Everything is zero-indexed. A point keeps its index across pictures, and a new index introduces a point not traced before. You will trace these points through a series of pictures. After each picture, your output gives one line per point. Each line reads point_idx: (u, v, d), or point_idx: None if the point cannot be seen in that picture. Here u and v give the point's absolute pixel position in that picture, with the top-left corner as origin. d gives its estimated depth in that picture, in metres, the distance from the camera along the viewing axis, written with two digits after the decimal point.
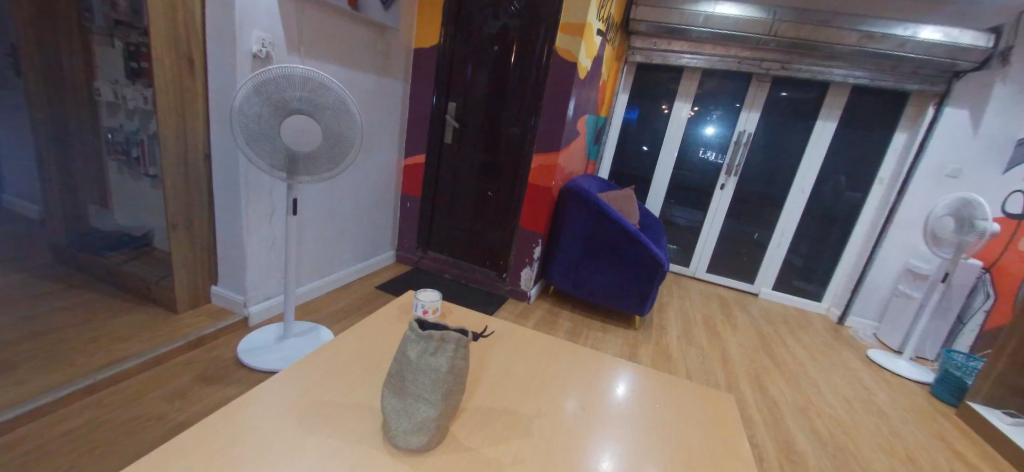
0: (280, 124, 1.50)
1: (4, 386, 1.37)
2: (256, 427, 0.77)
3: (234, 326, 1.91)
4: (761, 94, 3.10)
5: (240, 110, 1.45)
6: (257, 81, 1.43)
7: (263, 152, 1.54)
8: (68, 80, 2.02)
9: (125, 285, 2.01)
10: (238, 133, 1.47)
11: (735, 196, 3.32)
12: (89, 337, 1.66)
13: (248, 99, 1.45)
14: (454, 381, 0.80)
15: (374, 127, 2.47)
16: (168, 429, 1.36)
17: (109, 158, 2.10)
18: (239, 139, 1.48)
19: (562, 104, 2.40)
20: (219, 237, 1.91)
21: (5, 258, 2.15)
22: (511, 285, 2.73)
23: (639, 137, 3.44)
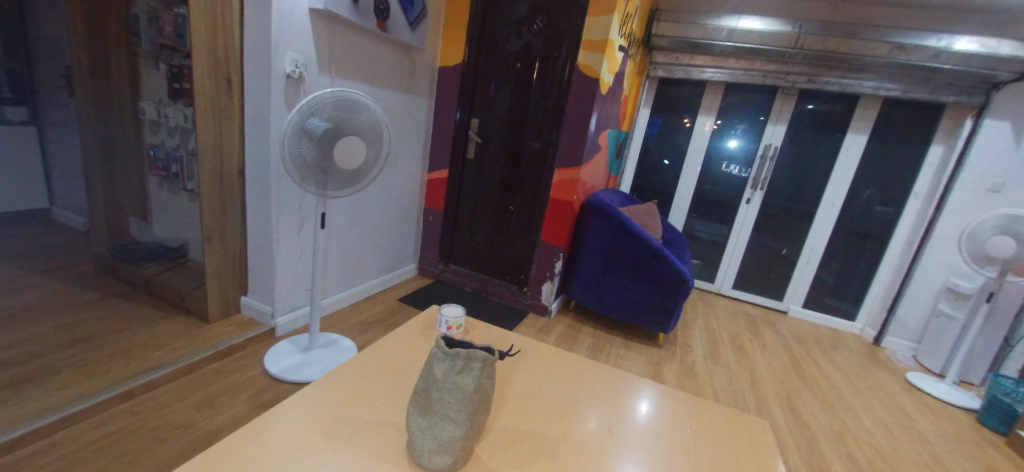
0: (326, 149, 1.57)
1: (47, 390, 1.43)
2: (283, 442, 0.78)
3: (262, 336, 1.97)
4: (788, 107, 3.04)
5: (292, 142, 1.51)
6: (302, 112, 1.50)
7: (308, 177, 1.59)
8: (115, 99, 2.15)
9: (161, 295, 2.09)
10: (291, 163, 1.52)
11: (762, 210, 3.24)
12: (126, 345, 1.73)
13: (297, 130, 1.51)
14: (480, 400, 0.79)
15: (398, 143, 2.53)
16: (197, 438, 1.40)
17: (151, 173, 2.21)
18: (289, 169, 1.53)
19: (584, 119, 2.41)
20: (250, 250, 1.97)
21: (53, 267, 2.27)
22: (531, 300, 2.72)
23: (661, 151, 3.41)
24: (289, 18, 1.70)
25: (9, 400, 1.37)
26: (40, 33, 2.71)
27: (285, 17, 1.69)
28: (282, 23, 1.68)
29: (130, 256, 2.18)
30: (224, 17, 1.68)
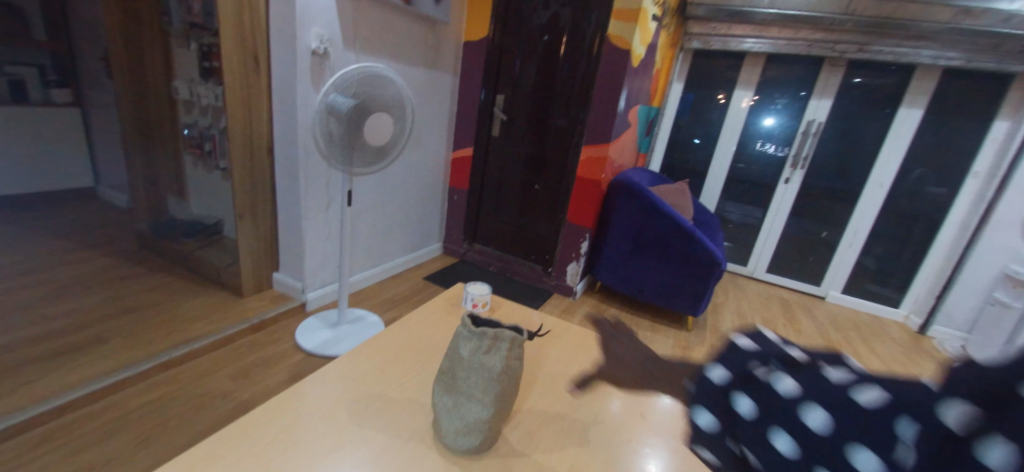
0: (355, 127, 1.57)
1: (97, 358, 1.52)
2: (311, 416, 0.79)
3: (294, 311, 2.02)
4: (833, 80, 2.84)
5: (322, 119, 1.52)
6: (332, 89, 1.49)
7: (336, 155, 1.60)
8: (150, 80, 2.20)
9: (199, 270, 2.17)
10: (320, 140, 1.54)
11: (801, 191, 3.08)
12: (167, 317, 1.81)
13: (326, 107, 1.51)
14: (505, 383, 0.77)
15: (423, 121, 2.51)
16: (234, 406, 1.46)
17: (186, 152, 2.27)
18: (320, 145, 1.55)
19: (614, 94, 2.31)
20: (281, 227, 2.01)
21: (101, 243, 2.40)
22: (556, 280, 2.70)
23: (693, 128, 3.26)
24: None
25: (63, 366, 1.46)
26: (79, 16, 2.79)
27: None
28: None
29: (169, 233, 2.27)
30: None
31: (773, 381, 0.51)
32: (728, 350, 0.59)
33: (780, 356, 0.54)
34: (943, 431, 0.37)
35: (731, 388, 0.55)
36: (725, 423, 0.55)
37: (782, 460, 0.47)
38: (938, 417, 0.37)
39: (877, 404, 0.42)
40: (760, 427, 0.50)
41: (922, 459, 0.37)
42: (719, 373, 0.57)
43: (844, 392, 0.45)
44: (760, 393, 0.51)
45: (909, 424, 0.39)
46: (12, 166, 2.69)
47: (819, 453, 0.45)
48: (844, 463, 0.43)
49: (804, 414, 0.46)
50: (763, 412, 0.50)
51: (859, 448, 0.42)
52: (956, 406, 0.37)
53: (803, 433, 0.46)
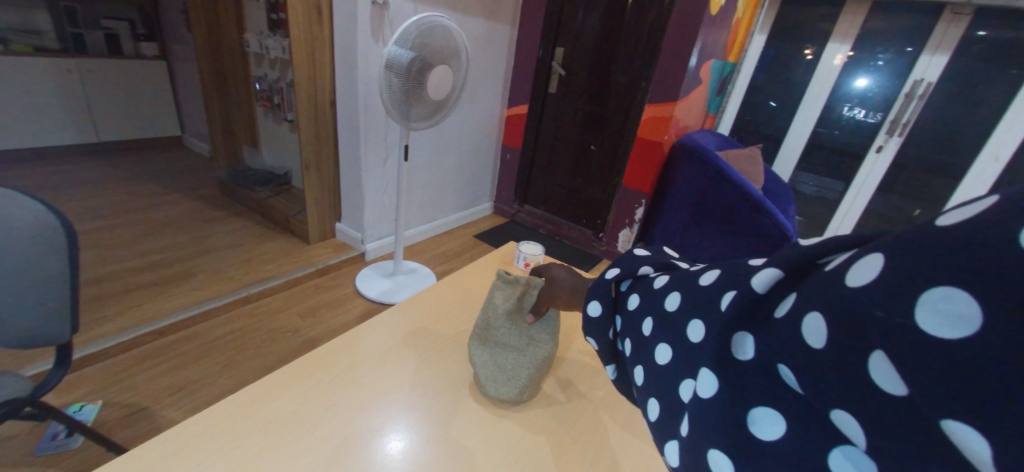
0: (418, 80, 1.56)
1: (187, 290, 1.70)
2: (369, 356, 0.82)
3: (354, 260, 2.14)
4: (954, 31, 2.39)
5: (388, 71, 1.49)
6: (401, 40, 1.45)
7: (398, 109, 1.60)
8: (224, 33, 2.30)
9: (270, 217, 2.34)
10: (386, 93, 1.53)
11: (894, 162, 2.72)
12: (244, 258, 1.98)
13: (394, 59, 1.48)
14: (540, 336, 0.79)
15: (479, 76, 2.45)
16: (303, 341, 1.59)
17: (258, 105, 2.39)
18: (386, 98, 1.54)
19: (687, 47, 2.10)
20: (342, 180, 2.10)
21: (186, 188, 2.63)
22: (607, 246, 2.65)
23: (770, 89, 2.96)
24: None
25: (161, 295, 1.65)
26: None
27: None
28: None
29: (244, 181, 2.45)
30: None
31: (653, 282, 0.45)
32: (627, 258, 0.52)
33: (669, 268, 0.48)
34: (761, 303, 0.31)
35: (611, 293, 0.50)
36: (606, 334, 0.50)
37: (636, 363, 0.42)
38: (753, 284, 0.31)
39: (715, 281, 0.36)
40: (628, 332, 0.45)
41: (735, 335, 0.32)
42: (605, 277, 0.51)
43: (697, 276, 0.39)
44: (637, 296, 0.46)
45: (728, 294, 0.33)
46: (113, 115, 2.99)
47: (658, 347, 0.39)
48: (676, 352, 0.37)
49: (660, 308, 0.41)
50: (633, 315, 0.45)
51: (688, 330, 0.36)
52: (778, 271, 0.31)
53: (653, 326, 0.41)
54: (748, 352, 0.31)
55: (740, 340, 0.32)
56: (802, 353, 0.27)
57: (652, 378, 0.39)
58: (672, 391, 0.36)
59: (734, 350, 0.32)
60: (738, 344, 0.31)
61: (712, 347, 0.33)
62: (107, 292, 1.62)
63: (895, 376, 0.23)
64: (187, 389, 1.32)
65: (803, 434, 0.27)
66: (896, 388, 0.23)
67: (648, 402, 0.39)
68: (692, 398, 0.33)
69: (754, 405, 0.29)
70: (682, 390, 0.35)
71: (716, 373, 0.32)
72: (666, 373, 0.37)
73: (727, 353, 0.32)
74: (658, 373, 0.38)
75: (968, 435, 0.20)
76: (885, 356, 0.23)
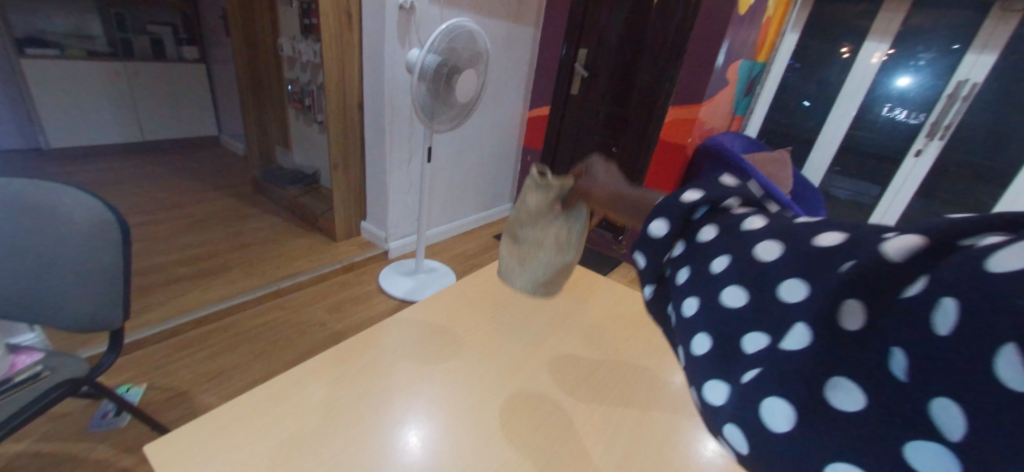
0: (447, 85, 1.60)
1: (221, 283, 1.79)
2: (387, 352, 0.85)
3: (377, 257, 2.20)
4: (1004, 27, 2.25)
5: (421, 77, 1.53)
6: (437, 47, 1.49)
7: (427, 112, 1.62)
8: (261, 37, 2.39)
9: (299, 214, 2.43)
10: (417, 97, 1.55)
11: (935, 166, 2.58)
12: (274, 253, 2.07)
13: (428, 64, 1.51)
14: (577, 231, 0.60)
15: (501, 77, 2.47)
16: (328, 335, 1.65)
17: (290, 106, 2.49)
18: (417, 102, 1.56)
19: (712, 48, 2.08)
20: (368, 179, 2.16)
21: (222, 185, 2.77)
22: (627, 249, 2.64)
23: (803, 88, 2.85)
24: None
25: (197, 287, 1.74)
26: None
27: None
28: None
29: (277, 180, 2.55)
30: None
31: (738, 215, 0.34)
32: (706, 174, 0.39)
33: (759, 202, 0.36)
34: (876, 276, 0.25)
35: (682, 212, 0.36)
36: (654, 258, 0.38)
37: (679, 307, 0.35)
38: (886, 249, 0.25)
39: (832, 241, 0.28)
40: (680, 267, 0.36)
41: (843, 303, 0.26)
42: (680, 191, 0.37)
43: (795, 225, 0.31)
44: (711, 227, 0.35)
45: (846, 263, 0.26)
46: (157, 115, 3.16)
47: (722, 293, 0.32)
48: (712, 314, 0.33)
49: (724, 253, 0.33)
50: (697, 247, 0.35)
51: (734, 292, 0.32)
52: (923, 239, 0.24)
53: (725, 268, 0.33)
54: (854, 325, 0.26)
55: (793, 291, 0.29)
56: (836, 335, 0.26)
57: (680, 335, 0.35)
58: (686, 349, 0.34)
59: (794, 323, 0.28)
60: (835, 317, 0.26)
61: (771, 305, 0.29)
62: (149, 282, 1.73)
63: (909, 370, 0.23)
64: (220, 376, 1.39)
65: (811, 418, 0.26)
66: (942, 400, 0.22)
67: (693, 339, 0.34)
68: (718, 372, 0.31)
69: (776, 394, 0.27)
70: (696, 347, 0.33)
71: (767, 341, 0.29)
72: (695, 330, 0.34)
73: (780, 326, 0.29)
74: (684, 330, 0.35)
75: (953, 428, 0.22)
76: (911, 357, 0.23)
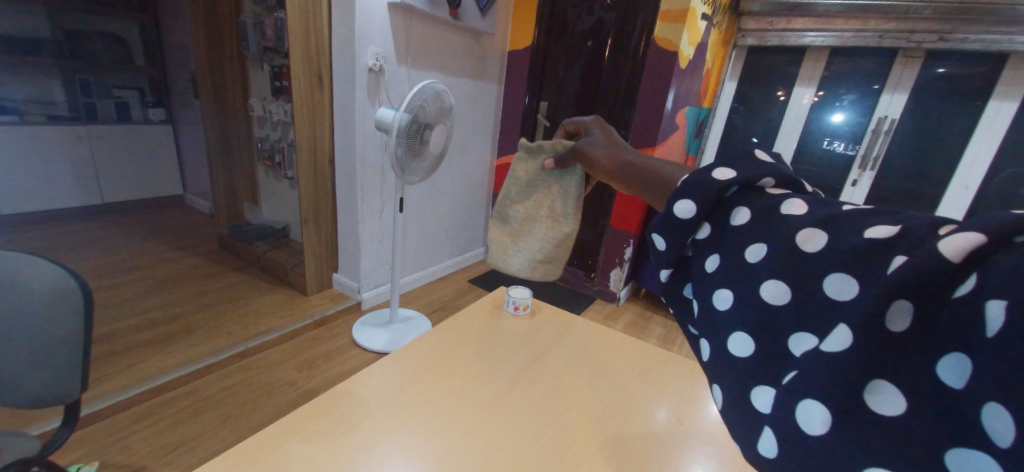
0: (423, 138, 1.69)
1: (185, 346, 1.72)
2: (366, 402, 0.85)
3: (350, 309, 2.18)
4: (910, 72, 2.46)
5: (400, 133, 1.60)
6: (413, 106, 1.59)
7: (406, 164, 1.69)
8: (229, 99, 2.44)
9: (269, 270, 2.39)
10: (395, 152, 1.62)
11: (872, 194, 2.71)
12: (243, 311, 2.02)
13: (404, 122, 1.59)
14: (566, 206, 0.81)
15: (468, 129, 2.59)
16: (299, 394, 1.60)
17: (260, 163, 2.51)
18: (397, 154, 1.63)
19: (660, 97, 2.27)
20: (340, 231, 2.18)
21: (186, 244, 2.70)
22: (599, 286, 2.70)
23: (749, 128, 2.99)
24: (371, 13, 1.80)
25: (158, 352, 1.67)
26: (172, 41, 3.17)
27: (367, 12, 1.78)
28: (363, 21, 1.78)
29: (244, 236, 2.52)
30: (314, 21, 1.80)
31: (776, 198, 0.40)
32: (744, 153, 0.44)
33: (792, 184, 0.42)
34: (922, 281, 0.28)
35: (715, 195, 0.42)
36: (684, 239, 0.44)
37: (714, 290, 0.41)
38: (944, 250, 0.27)
39: (884, 235, 0.31)
40: (711, 250, 0.43)
41: (893, 304, 0.29)
42: (710, 173, 0.44)
43: (839, 214, 0.35)
44: (745, 210, 0.41)
45: (898, 256, 0.30)
46: (118, 177, 3.10)
47: (765, 287, 0.37)
48: (751, 311, 0.38)
49: (758, 242, 0.39)
50: (732, 233, 0.41)
51: (775, 287, 0.36)
52: (983, 237, 0.26)
53: (759, 256, 0.38)
54: (899, 326, 0.29)
55: (840, 288, 0.33)
56: (885, 339, 0.29)
57: (710, 320, 0.41)
58: (724, 345, 0.40)
59: (841, 324, 0.31)
60: (884, 319, 0.29)
61: (821, 304, 0.33)
62: (105, 350, 1.64)
63: (965, 375, 0.26)
64: (183, 446, 1.32)
65: (848, 421, 0.30)
66: (993, 407, 0.25)
67: (734, 339, 0.39)
68: (764, 376, 0.37)
69: (815, 397, 0.31)
70: (736, 347, 0.39)
71: (815, 339, 0.34)
72: (734, 322, 0.39)
73: (828, 326, 0.33)
74: (720, 321, 0.40)
75: (1002, 436, 0.25)
76: (972, 365, 0.26)
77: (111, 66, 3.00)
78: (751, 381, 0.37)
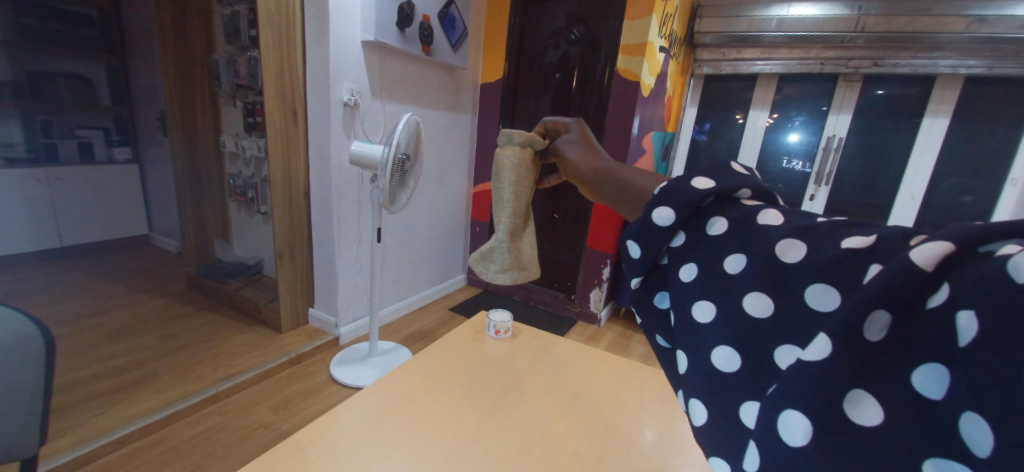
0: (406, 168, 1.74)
1: (150, 393, 1.64)
2: (344, 437, 0.82)
3: (327, 345, 2.13)
4: (852, 94, 2.66)
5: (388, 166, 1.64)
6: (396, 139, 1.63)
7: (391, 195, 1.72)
8: (201, 138, 2.43)
9: (240, 308, 2.32)
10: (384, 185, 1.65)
11: (829, 207, 2.87)
12: (212, 353, 1.93)
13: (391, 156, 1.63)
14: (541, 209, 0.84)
15: (444, 159, 2.64)
16: (274, 437, 1.53)
17: (231, 199, 2.48)
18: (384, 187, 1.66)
19: (626, 123, 2.39)
20: (316, 265, 2.14)
21: (151, 286, 2.59)
22: (579, 307, 2.73)
23: (712, 149, 3.14)
24: (345, 51, 1.85)
25: (122, 401, 1.58)
26: (141, 81, 3.16)
27: (341, 50, 1.83)
28: (339, 59, 1.83)
29: (215, 274, 2.46)
30: (288, 59, 1.84)
31: (751, 209, 0.39)
32: (722, 164, 0.43)
33: (767, 196, 0.40)
34: (900, 290, 0.26)
35: (692, 202, 0.40)
36: (659, 245, 0.43)
37: (693, 303, 0.39)
38: (916, 258, 0.26)
39: (860, 244, 0.31)
40: (686, 260, 0.41)
41: (873, 314, 0.27)
42: (690, 181, 0.42)
43: (816, 223, 0.34)
44: (721, 221, 0.39)
45: (872, 265, 0.29)
46: (80, 219, 2.99)
47: (746, 299, 0.36)
48: (728, 323, 0.36)
49: (737, 253, 0.37)
50: (711, 244, 0.39)
51: (758, 300, 0.35)
52: (952, 246, 0.26)
53: (740, 268, 0.37)
54: (876, 337, 0.27)
55: (821, 298, 0.32)
56: (861, 349, 0.27)
57: (688, 333, 0.39)
58: (706, 361, 0.37)
59: (821, 335, 0.29)
60: (863, 330, 0.27)
61: (803, 316, 0.32)
62: (65, 401, 1.55)
63: (945, 385, 0.25)
64: None
65: (833, 433, 0.28)
66: (969, 415, 0.24)
67: (718, 355, 0.37)
68: (751, 389, 0.34)
69: (796, 408, 0.29)
70: (721, 363, 0.36)
71: (798, 350, 0.33)
72: (714, 336, 0.37)
73: (807, 335, 0.32)
74: (698, 333, 0.38)
75: (981, 446, 0.23)
76: (952, 373, 0.25)
77: (76, 107, 2.95)
78: (725, 395, 0.36)
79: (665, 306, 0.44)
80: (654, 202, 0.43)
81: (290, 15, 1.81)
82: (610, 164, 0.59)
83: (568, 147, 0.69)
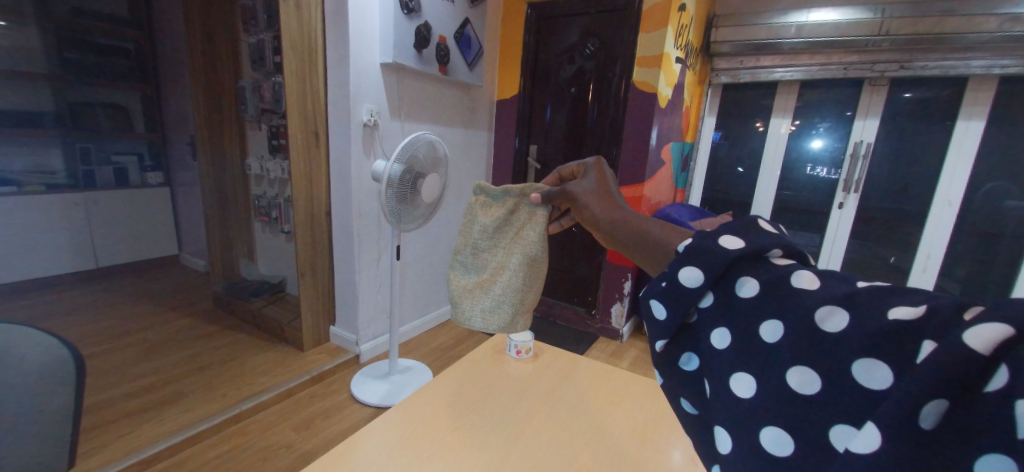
0: (418, 187, 1.75)
1: (177, 412, 1.67)
2: (369, 462, 0.81)
3: (349, 362, 2.14)
4: (879, 98, 2.58)
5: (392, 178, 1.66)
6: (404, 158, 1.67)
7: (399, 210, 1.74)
8: (227, 160, 2.51)
9: (265, 327, 2.35)
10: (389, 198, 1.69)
11: (860, 215, 2.74)
12: (237, 372, 1.96)
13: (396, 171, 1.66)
14: (535, 252, 0.91)
15: (463, 174, 2.66)
16: (295, 458, 1.52)
17: (257, 219, 2.54)
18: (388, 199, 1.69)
19: (644, 134, 2.36)
20: (336, 282, 2.17)
21: (179, 305, 2.67)
22: (601, 323, 2.68)
23: (733, 159, 3.07)
24: (364, 73, 1.89)
25: (152, 419, 1.62)
26: (173, 108, 3.30)
27: (361, 73, 1.88)
28: (359, 80, 1.87)
29: (240, 293, 2.50)
30: (310, 81, 1.88)
31: (784, 268, 0.39)
32: (747, 221, 0.44)
33: (794, 253, 0.42)
34: (954, 374, 0.27)
35: (724, 263, 0.41)
36: (687, 307, 0.43)
37: (730, 375, 0.39)
38: (973, 341, 0.26)
39: (909, 317, 0.31)
40: (717, 324, 0.41)
41: (930, 404, 0.27)
42: (718, 240, 0.42)
43: (854, 290, 0.35)
44: (752, 282, 0.40)
45: (926, 342, 0.29)
46: (114, 241, 3.11)
47: (791, 374, 0.35)
48: (770, 402, 0.36)
49: (773, 320, 0.37)
50: (743, 307, 0.39)
51: (802, 374, 0.35)
52: (1011, 330, 0.26)
53: (777, 336, 0.37)
54: (929, 424, 0.28)
55: (870, 375, 0.32)
56: (918, 440, 0.28)
57: (725, 403, 0.39)
58: (753, 441, 0.36)
59: (871, 422, 0.30)
60: (918, 419, 0.28)
61: (854, 393, 0.32)
62: (97, 420, 1.59)
63: None
64: None
65: None
66: None
67: (763, 432, 0.36)
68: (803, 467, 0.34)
69: None
70: (770, 444, 0.35)
71: (853, 431, 0.32)
72: (760, 416, 0.36)
73: (864, 416, 0.31)
74: (740, 407, 0.37)
75: None
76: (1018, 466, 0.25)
77: (112, 133, 3.08)
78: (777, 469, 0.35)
79: (692, 368, 0.44)
80: (679, 268, 0.43)
81: (312, 42, 1.87)
82: (630, 216, 0.61)
83: (583, 192, 0.72)
